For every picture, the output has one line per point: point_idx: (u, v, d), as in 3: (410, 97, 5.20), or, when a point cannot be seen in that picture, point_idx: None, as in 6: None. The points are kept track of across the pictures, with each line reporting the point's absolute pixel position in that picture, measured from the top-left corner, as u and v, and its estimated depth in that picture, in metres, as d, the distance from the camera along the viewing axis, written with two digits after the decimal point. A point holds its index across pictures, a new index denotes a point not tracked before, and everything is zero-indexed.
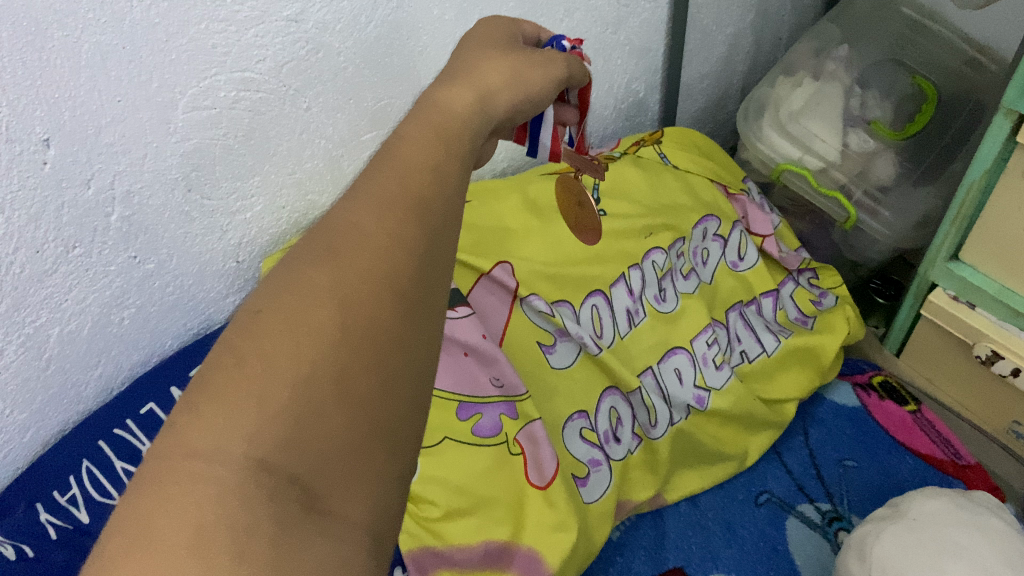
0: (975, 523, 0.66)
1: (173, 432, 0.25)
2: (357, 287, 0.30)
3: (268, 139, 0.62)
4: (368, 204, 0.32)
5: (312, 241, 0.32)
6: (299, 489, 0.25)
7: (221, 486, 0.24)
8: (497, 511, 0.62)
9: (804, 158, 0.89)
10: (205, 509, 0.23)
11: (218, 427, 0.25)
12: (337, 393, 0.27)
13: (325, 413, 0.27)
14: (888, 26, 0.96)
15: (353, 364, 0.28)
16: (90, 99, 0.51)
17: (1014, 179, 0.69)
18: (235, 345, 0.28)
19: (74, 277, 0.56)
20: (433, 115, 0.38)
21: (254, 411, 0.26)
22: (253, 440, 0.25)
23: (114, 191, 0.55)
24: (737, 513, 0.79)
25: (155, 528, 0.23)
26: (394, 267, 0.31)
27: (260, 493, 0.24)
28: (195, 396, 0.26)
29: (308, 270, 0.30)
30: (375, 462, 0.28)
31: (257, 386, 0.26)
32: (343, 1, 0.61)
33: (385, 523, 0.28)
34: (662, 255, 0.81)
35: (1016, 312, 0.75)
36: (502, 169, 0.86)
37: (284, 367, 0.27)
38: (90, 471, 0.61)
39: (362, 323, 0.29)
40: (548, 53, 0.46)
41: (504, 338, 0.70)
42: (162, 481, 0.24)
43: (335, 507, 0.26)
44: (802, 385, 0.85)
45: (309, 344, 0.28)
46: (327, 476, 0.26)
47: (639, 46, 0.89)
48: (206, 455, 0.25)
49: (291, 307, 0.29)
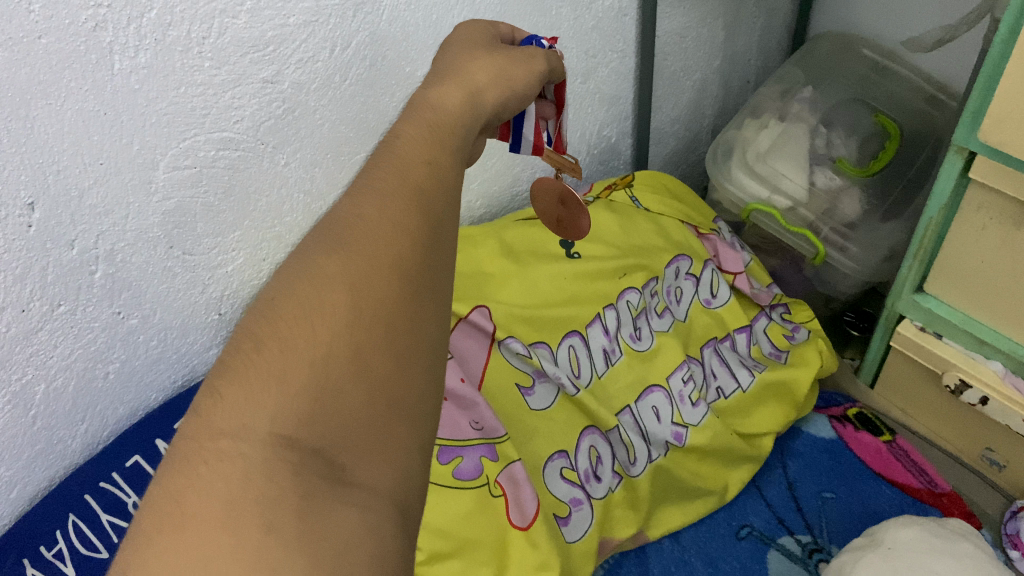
0: (950, 551, 0.67)
1: (198, 415, 0.29)
2: (366, 272, 0.33)
3: (248, 195, 0.63)
4: (370, 198, 0.36)
5: (323, 234, 0.35)
6: (322, 461, 0.29)
7: (246, 463, 0.27)
8: (481, 554, 0.63)
9: (772, 198, 0.92)
10: (232, 486, 0.27)
11: (241, 407, 0.29)
12: (354, 372, 0.31)
13: (343, 389, 0.30)
14: (850, 65, 1.01)
15: (368, 343, 0.31)
16: (74, 163, 0.52)
17: (972, 212, 0.72)
18: (257, 334, 0.32)
19: (60, 334, 0.56)
20: (427, 142, 0.39)
21: (276, 391, 0.29)
22: (277, 418, 0.29)
23: (97, 251, 0.56)
24: (719, 547, 0.80)
25: (187, 505, 0.26)
26: (398, 252, 0.34)
27: (284, 467, 0.28)
28: (219, 381, 0.30)
29: (318, 259, 0.34)
30: (396, 433, 0.31)
31: (278, 367, 0.30)
32: (319, 62, 0.62)
33: (409, 490, 0.30)
34: (636, 294, 0.82)
35: (981, 341, 0.78)
36: (480, 216, 0.88)
37: (303, 349, 0.31)
38: (76, 525, 0.61)
39: (371, 306, 0.32)
40: (530, 83, 0.47)
41: (483, 382, 0.71)
42: (192, 462, 0.27)
43: (360, 476, 0.29)
44: (778, 418, 0.86)
45: (324, 328, 0.31)
46: (348, 447, 0.29)
47: (609, 94, 0.91)
48: (232, 434, 0.28)
49: (303, 295, 0.32)
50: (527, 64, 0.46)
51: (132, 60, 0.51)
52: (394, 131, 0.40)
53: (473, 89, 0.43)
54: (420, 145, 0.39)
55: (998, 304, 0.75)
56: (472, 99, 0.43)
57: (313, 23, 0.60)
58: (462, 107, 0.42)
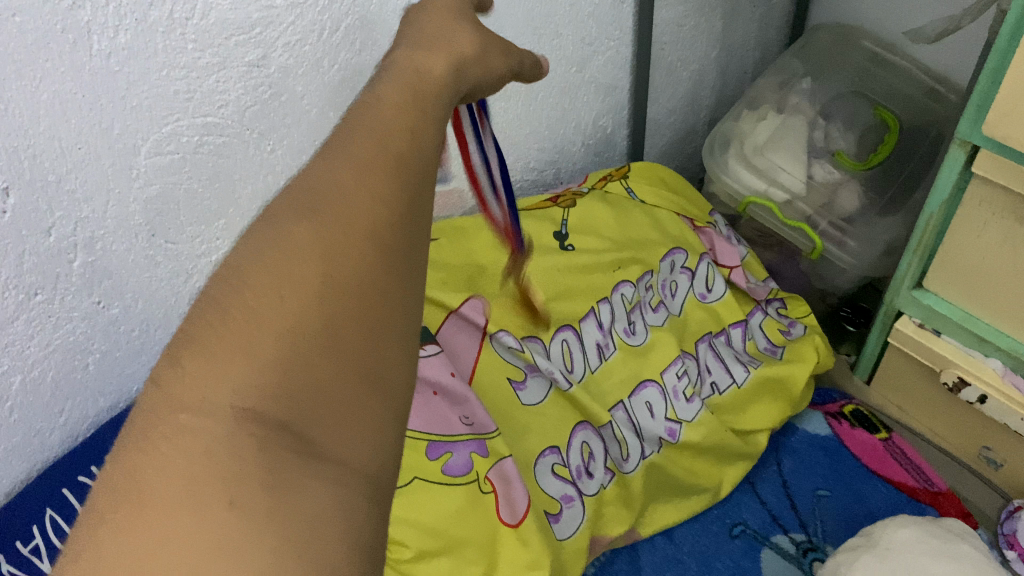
0: (947, 552, 0.66)
1: (159, 389, 0.27)
2: (341, 237, 0.29)
3: (234, 183, 0.61)
4: (343, 161, 0.31)
5: (291, 197, 0.31)
6: (291, 436, 0.26)
7: (209, 439, 0.25)
8: (470, 552, 0.61)
9: (770, 190, 0.91)
10: (193, 462, 0.25)
11: (204, 381, 0.26)
12: (325, 348, 0.27)
13: (313, 363, 0.27)
14: (849, 57, 0.99)
15: (341, 315, 0.28)
16: (51, 147, 0.50)
17: (975, 207, 0.70)
18: (220, 301, 0.28)
19: (37, 324, 0.55)
20: (412, 112, 0.36)
21: (241, 363, 0.26)
22: (239, 392, 0.26)
23: (76, 238, 0.54)
24: (713, 545, 0.79)
25: (145, 484, 0.24)
26: (377, 221, 0.30)
27: (249, 443, 0.25)
28: (181, 350, 0.28)
29: (286, 222, 0.29)
30: (371, 408, 0.28)
31: (243, 339, 0.27)
32: (306, 46, 0.60)
33: (383, 467, 0.28)
34: (631, 288, 0.81)
35: (981, 339, 0.77)
36: (473, 206, 0.87)
37: (269, 319, 0.27)
38: (54, 519, 0.59)
39: (346, 275, 0.28)
40: (509, 72, 0.45)
41: (474, 376, 0.69)
42: (152, 438, 0.25)
43: (332, 452, 0.26)
44: (773, 416, 0.85)
45: (293, 297, 0.28)
46: (318, 421, 0.27)
47: (604, 83, 0.90)
48: (193, 408, 0.26)
49: (270, 263, 0.28)
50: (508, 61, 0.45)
51: (111, 40, 0.50)
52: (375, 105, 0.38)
53: (462, 61, 0.41)
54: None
55: (999, 301, 0.74)
56: (460, 70, 0.40)
57: (300, 6, 0.58)
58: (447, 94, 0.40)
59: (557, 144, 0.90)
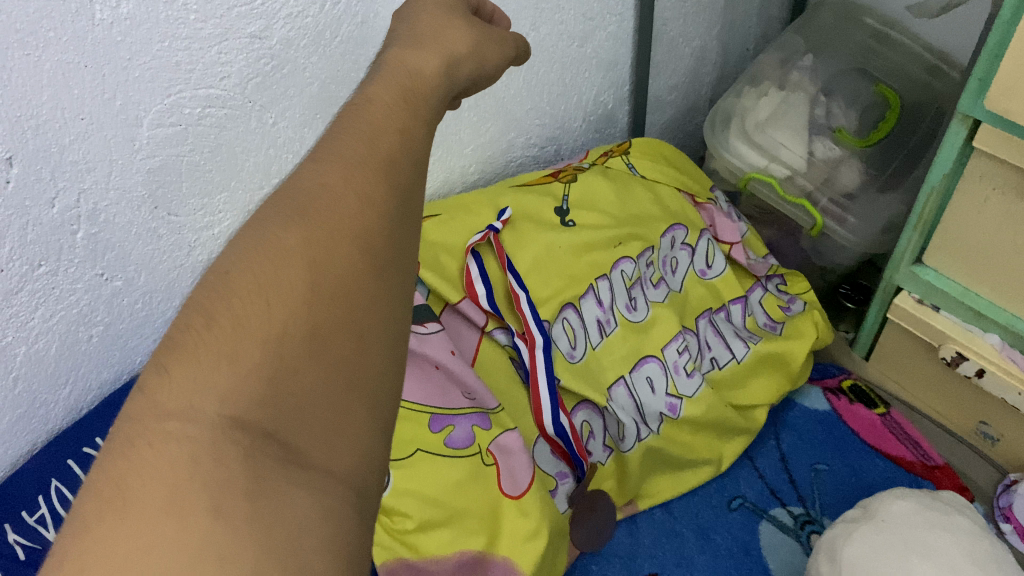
0: (943, 524, 0.67)
1: (142, 395, 0.27)
2: (326, 247, 0.31)
3: (235, 156, 0.62)
4: (334, 166, 0.34)
5: (283, 202, 0.33)
6: (275, 445, 0.27)
7: (194, 445, 0.26)
8: (471, 523, 0.62)
9: (770, 166, 0.91)
10: (181, 468, 0.25)
11: (188, 388, 0.27)
12: (310, 352, 0.29)
13: (297, 370, 0.29)
14: (853, 35, 0.98)
15: (325, 320, 0.30)
16: (53, 117, 0.50)
17: (976, 183, 0.71)
18: (207, 309, 0.29)
19: (40, 296, 0.55)
20: (403, 103, 0.37)
21: (226, 370, 0.28)
22: (227, 399, 0.27)
23: (80, 209, 0.54)
24: (711, 518, 0.80)
25: (130, 491, 0.25)
26: (366, 229, 0.32)
27: (234, 450, 0.26)
28: (166, 358, 0.28)
29: (276, 233, 0.31)
30: (355, 416, 0.30)
31: (229, 345, 0.28)
32: (308, 17, 0.60)
33: (367, 476, 0.29)
34: (631, 264, 0.81)
35: (979, 314, 0.77)
36: (474, 181, 0.87)
37: (255, 327, 0.29)
38: (59, 489, 0.60)
39: (330, 283, 0.31)
40: (501, 52, 0.46)
41: (475, 359, 0.70)
42: (135, 445, 0.26)
43: (316, 458, 0.28)
44: (771, 392, 0.86)
45: (279, 307, 0.29)
46: (303, 430, 0.28)
47: (606, 59, 0.90)
48: (180, 415, 0.27)
49: (259, 270, 0.30)
50: (498, 46, 0.46)
51: (113, 10, 0.50)
52: (365, 91, 0.38)
53: (451, 57, 0.42)
54: (393, 110, 0.37)
55: (997, 278, 0.74)
56: (450, 66, 0.41)
57: None
58: (440, 76, 0.41)
59: (558, 120, 0.91)
